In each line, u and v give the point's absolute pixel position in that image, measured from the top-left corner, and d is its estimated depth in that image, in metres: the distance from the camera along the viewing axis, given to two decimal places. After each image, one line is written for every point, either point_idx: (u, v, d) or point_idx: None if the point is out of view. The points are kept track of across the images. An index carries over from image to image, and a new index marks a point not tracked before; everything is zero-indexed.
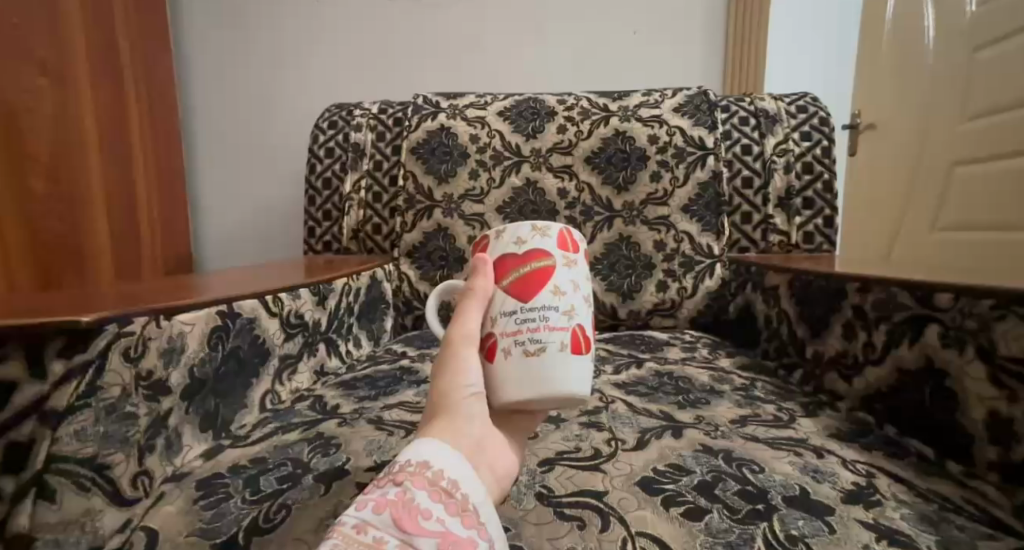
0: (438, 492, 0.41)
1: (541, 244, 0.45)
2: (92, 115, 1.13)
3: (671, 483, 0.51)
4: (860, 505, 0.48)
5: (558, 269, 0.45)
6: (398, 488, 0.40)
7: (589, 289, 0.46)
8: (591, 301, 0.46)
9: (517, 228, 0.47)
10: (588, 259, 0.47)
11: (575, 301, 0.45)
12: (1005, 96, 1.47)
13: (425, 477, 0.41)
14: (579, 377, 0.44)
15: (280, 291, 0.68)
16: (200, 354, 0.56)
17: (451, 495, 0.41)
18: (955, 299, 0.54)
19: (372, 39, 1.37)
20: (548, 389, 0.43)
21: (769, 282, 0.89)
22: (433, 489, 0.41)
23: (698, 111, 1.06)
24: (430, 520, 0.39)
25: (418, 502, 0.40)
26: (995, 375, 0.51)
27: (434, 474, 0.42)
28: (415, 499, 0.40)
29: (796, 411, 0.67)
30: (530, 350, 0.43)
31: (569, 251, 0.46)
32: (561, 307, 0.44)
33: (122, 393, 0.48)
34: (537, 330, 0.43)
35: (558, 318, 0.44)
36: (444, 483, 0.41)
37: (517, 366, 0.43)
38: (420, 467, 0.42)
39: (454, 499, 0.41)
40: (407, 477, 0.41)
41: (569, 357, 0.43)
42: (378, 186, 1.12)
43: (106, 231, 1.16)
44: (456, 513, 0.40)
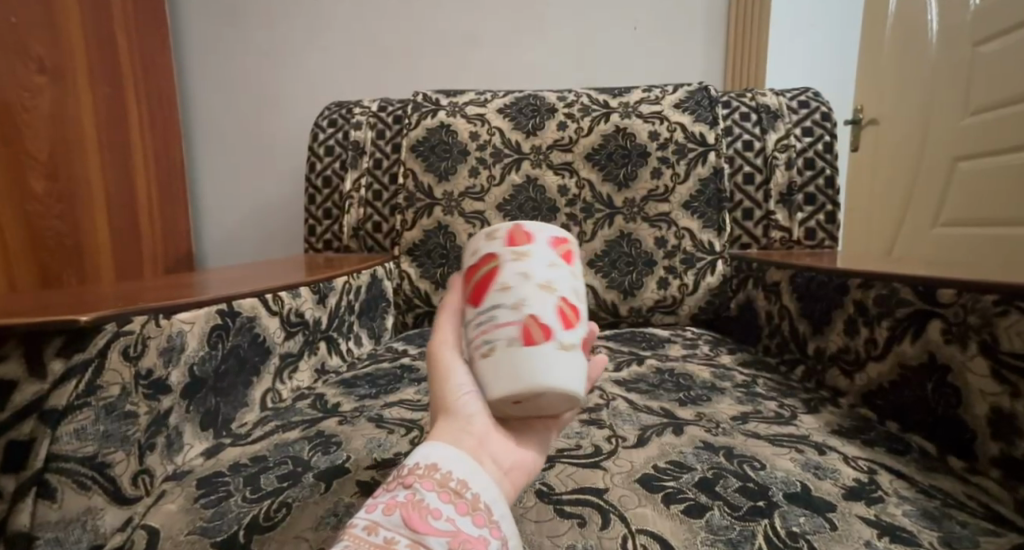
0: (447, 493, 0.40)
1: (488, 248, 0.44)
2: (91, 113, 1.13)
3: (672, 480, 0.51)
4: (861, 501, 0.48)
5: (504, 265, 0.42)
6: (408, 490, 0.40)
7: (545, 275, 0.42)
8: (551, 286, 0.42)
9: (477, 239, 0.46)
10: (546, 246, 0.43)
11: (526, 291, 0.41)
12: (1008, 89, 1.46)
13: (434, 479, 0.41)
14: (541, 369, 0.39)
15: (281, 290, 0.68)
16: (201, 353, 0.56)
17: (460, 495, 0.41)
18: (958, 295, 0.54)
19: (372, 36, 1.37)
20: (510, 388, 0.39)
21: (771, 278, 0.88)
22: (442, 490, 0.40)
23: (698, 107, 1.06)
24: (440, 520, 0.39)
25: (428, 503, 0.40)
26: (997, 370, 0.51)
27: (442, 476, 0.41)
28: (424, 499, 0.40)
29: (797, 408, 0.67)
30: (484, 354, 0.40)
31: (518, 243, 0.43)
32: (509, 302, 0.41)
33: (122, 392, 0.48)
34: (486, 332, 0.41)
35: (506, 314, 0.40)
36: (452, 483, 0.41)
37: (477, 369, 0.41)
38: (428, 469, 0.42)
39: (464, 499, 0.40)
40: (415, 479, 0.41)
41: (524, 350, 0.39)
42: (378, 184, 1.12)
43: (107, 231, 1.16)
44: (467, 513, 0.40)
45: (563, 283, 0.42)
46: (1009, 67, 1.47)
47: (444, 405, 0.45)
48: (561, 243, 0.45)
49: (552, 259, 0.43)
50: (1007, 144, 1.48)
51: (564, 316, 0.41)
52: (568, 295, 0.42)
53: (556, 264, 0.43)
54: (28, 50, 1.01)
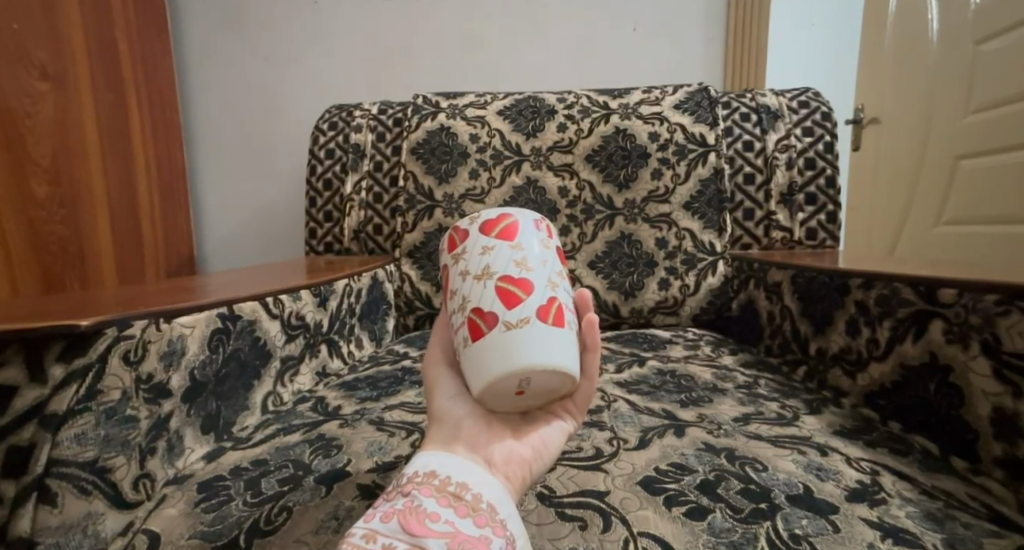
0: (447, 497, 0.41)
1: (443, 261, 0.50)
2: (93, 117, 1.13)
3: (673, 482, 0.51)
4: (864, 503, 0.47)
5: (452, 273, 0.47)
6: (406, 498, 0.40)
7: (480, 265, 0.45)
8: (486, 272, 0.45)
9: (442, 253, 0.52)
10: (477, 237, 0.47)
11: (468, 291, 0.45)
12: (1009, 88, 1.46)
13: (433, 485, 0.42)
14: (488, 358, 0.42)
15: (281, 293, 0.68)
16: (201, 357, 0.56)
17: (460, 498, 0.41)
18: (959, 295, 0.54)
19: (371, 39, 1.37)
20: (474, 383, 0.43)
21: (773, 278, 0.88)
22: (441, 494, 0.41)
23: (698, 108, 1.06)
24: (439, 522, 0.39)
25: (426, 508, 0.40)
26: (999, 370, 0.50)
27: (440, 482, 0.42)
28: (423, 505, 0.40)
29: (800, 408, 0.66)
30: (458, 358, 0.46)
31: (458, 247, 0.48)
32: (459, 306, 0.46)
33: (123, 396, 0.48)
34: (454, 338, 0.46)
35: (459, 318, 0.46)
36: (451, 488, 0.42)
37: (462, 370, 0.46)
38: (427, 476, 0.42)
39: (463, 502, 0.41)
40: (413, 486, 0.41)
41: (482, 340, 0.43)
42: (378, 186, 1.12)
43: (109, 235, 1.16)
44: (467, 515, 0.40)
45: (499, 263, 0.45)
46: (1010, 65, 1.46)
47: (438, 418, 0.48)
48: (495, 225, 0.47)
49: (488, 244, 0.46)
50: (1010, 142, 1.47)
51: (506, 295, 0.44)
52: (507, 272, 0.45)
53: (491, 247, 0.46)
54: (29, 55, 1.01)
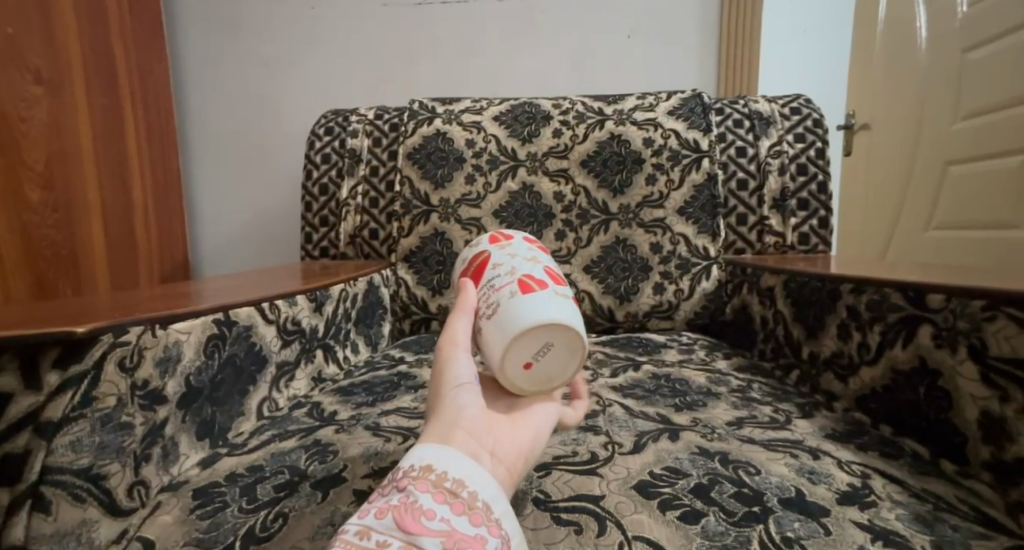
0: (442, 493, 0.40)
1: (477, 249, 0.54)
2: (87, 121, 1.13)
3: (668, 486, 0.51)
4: (855, 506, 0.48)
5: (495, 254, 0.52)
6: (401, 493, 0.40)
7: (528, 253, 0.52)
8: (535, 259, 0.51)
9: (465, 253, 0.56)
10: (522, 240, 0.54)
11: (516, 264, 0.50)
12: (997, 95, 1.48)
13: (429, 480, 0.41)
14: (540, 308, 0.46)
15: (278, 298, 0.68)
16: (197, 362, 0.56)
17: (456, 495, 0.40)
18: (947, 300, 0.55)
19: (367, 46, 1.38)
20: (517, 323, 0.45)
21: (766, 283, 0.89)
22: (437, 490, 0.40)
23: (692, 114, 1.06)
24: (434, 520, 0.39)
25: (422, 504, 0.39)
26: (986, 374, 0.51)
27: (437, 476, 0.41)
28: (418, 501, 0.39)
29: (792, 412, 0.67)
30: (489, 311, 0.47)
31: (501, 241, 0.54)
32: (505, 271, 0.49)
33: (118, 402, 0.48)
34: (488, 297, 0.48)
35: (502, 279, 0.49)
36: (447, 483, 0.41)
37: (491, 328, 0.46)
38: (422, 469, 0.41)
39: (459, 499, 0.40)
40: (409, 480, 0.41)
41: (533, 296, 0.46)
42: (375, 191, 1.12)
43: (103, 240, 1.16)
44: (463, 512, 0.40)
45: (544, 259, 0.52)
46: (998, 72, 1.48)
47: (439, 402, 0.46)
48: (534, 240, 0.55)
49: (530, 247, 0.53)
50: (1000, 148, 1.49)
51: (553, 277, 0.50)
52: (551, 265, 0.51)
53: (535, 249, 0.53)
54: (24, 60, 1.02)
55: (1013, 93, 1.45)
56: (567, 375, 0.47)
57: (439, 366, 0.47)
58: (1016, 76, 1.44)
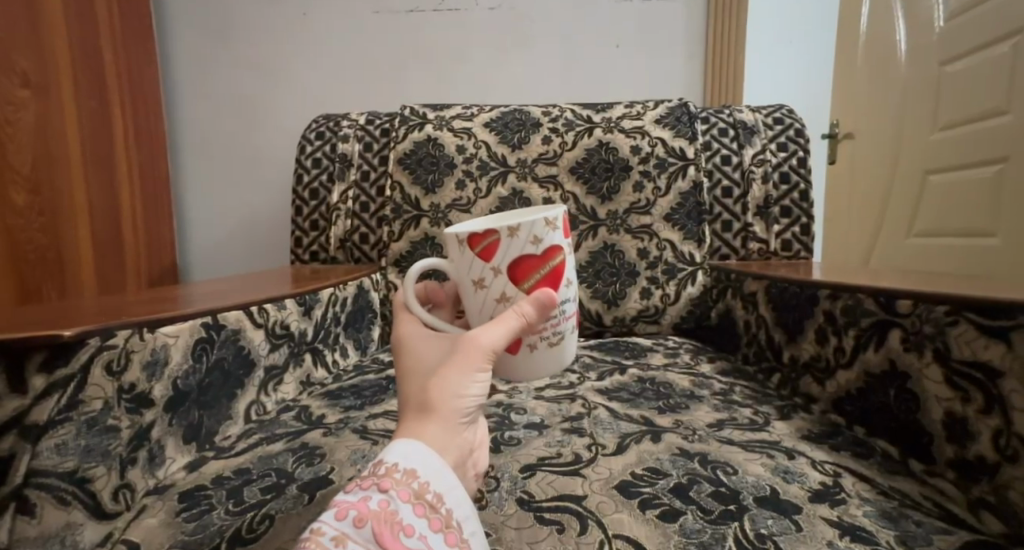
0: (423, 506, 0.41)
1: (553, 240, 0.47)
2: (75, 123, 1.13)
3: (648, 486, 0.52)
4: (826, 503, 0.49)
5: (568, 261, 0.49)
6: (382, 497, 0.40)
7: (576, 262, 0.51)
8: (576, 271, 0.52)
9: (532, 224, 0.46)
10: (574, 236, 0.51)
11: (575, 283, 0.51)
12: (975, 106, 1.52)
13: (411, 489, 0.41)
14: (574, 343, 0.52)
15: (266, 302, 0.69)
16: (184, 366, 0.57)
17: (435, 511, 0.41)
18: (914, 305, 0.57)
19: (358, 53, 1.39)
20: (564, 362, 0.52)
21: (748, 288, 0.91)
22: (418, 502, 0.41)
23: (678, 123, 1.08)
24: (412, 537, 0.39)
25: (402, 518, 0.40)
26: (950, 376, 0.53)
27: (419, 486, 0.42)
28: (399, 513, 0.40)
29: (771, 414, 0.69)
30: (553, 341, 0.50)
31: (568, 237, 0.49)
32: (571, 294, 0.50)
33: (104, 406, 0.48)
34: (557, 324, 0.49)
35: (570, 307, 0.50)
36: (428, 496, 0.42)
37: (546, 356, 0.50)
38: (406, 474, 0.42)
39: (438, 515, 0.41)
40: (392, 484, 0.41)
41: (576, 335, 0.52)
42: (365, 196, 1.13)
43: (90, 243, 1.16)
44: (439, 530, 0.41)
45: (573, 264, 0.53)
46: (975, 86, 1.52)
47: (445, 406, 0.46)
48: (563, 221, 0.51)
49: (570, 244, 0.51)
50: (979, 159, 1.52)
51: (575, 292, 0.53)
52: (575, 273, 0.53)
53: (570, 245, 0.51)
54: (12, 63, 1.02)
55: (991, 104, 1.48)
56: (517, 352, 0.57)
57: (461, 370, 0.46)
58: (994, 89, 1.47)
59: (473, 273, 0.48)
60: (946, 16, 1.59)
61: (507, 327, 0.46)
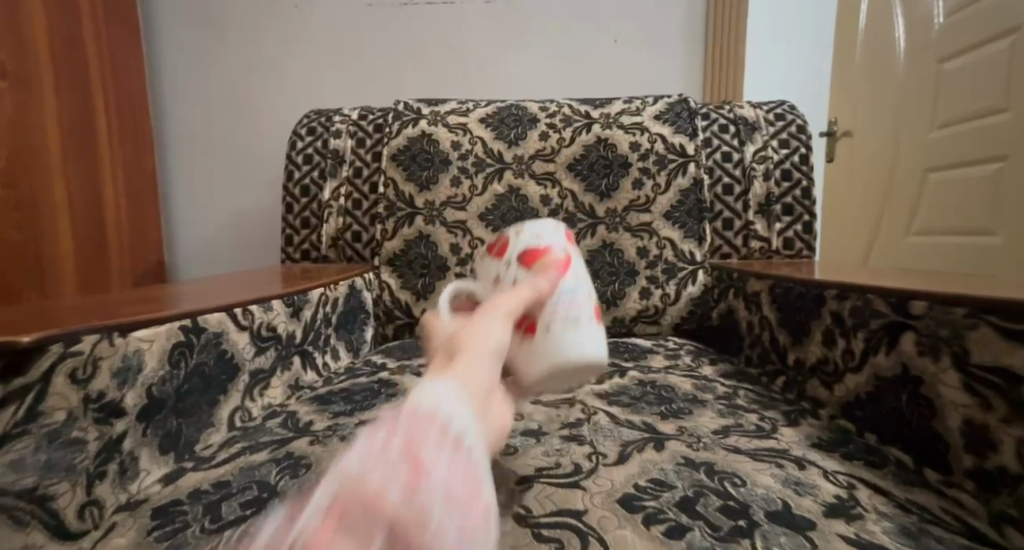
0: (454, 451, 0.30)
1: (556, 239, 0.51)
2: (56, 116, 1.09)
3: (652, 499, 0.49)
4: (841, 518, 0.46)
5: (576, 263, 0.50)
6: (402, 436, 0.29)
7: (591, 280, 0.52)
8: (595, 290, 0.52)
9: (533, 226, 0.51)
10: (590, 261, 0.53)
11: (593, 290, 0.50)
12: (971, 105, 1.50)
13: (438, 425, 0.31)
14: (600, 344, 0.48)
15: (250, 303, 0.66)
16: (161, 372, 0.53)
17: (472, 459, 0.31)
18: (929, 307, 0.53)
19: (350, 47, 1.36)
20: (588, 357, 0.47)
21: (751, 288, 0.88)
22: (445, 442, 0.30)
23: (678, 118, 1.06)
24: (444, 489, 0.28)
25: (428, 456, 0.29)
26: (968, 382, 0.49)
27: (450, 424, 0.31)
28: (422, 452, 0.29)
29: (777, 420, 0.66)
30: (567, 324, 0.47)
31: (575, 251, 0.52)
32: (587, 290, 0.50)
33: (68, 417, 0.44)
34: (569, 307, 0.48)
35: (585, 298, 0.49)
36: (458, 437, 0.31)
37: (563, 341, 0.47)
38: (434, 412, 0.31)
39: (474, 464, 0.30)
40: (416, 420, 0.30)
41: (601, 330, 0.49)
42: (358, 193, 1.09)
43: (71, 240, 1.12)
44: (477, 489, 0.29)
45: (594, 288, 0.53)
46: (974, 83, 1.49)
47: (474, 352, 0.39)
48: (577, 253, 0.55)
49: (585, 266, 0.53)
50: (972, 157, 1.50)
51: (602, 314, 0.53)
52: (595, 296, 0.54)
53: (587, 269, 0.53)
54: None
55: (987, 102, 1.46)
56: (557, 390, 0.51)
57: (483, 325, 0.41)
58: (993, 86, 1.45)
59: (492, 274, 0.51)
60: (945, 13, 1.58)
61: (522, 294, 0.45)
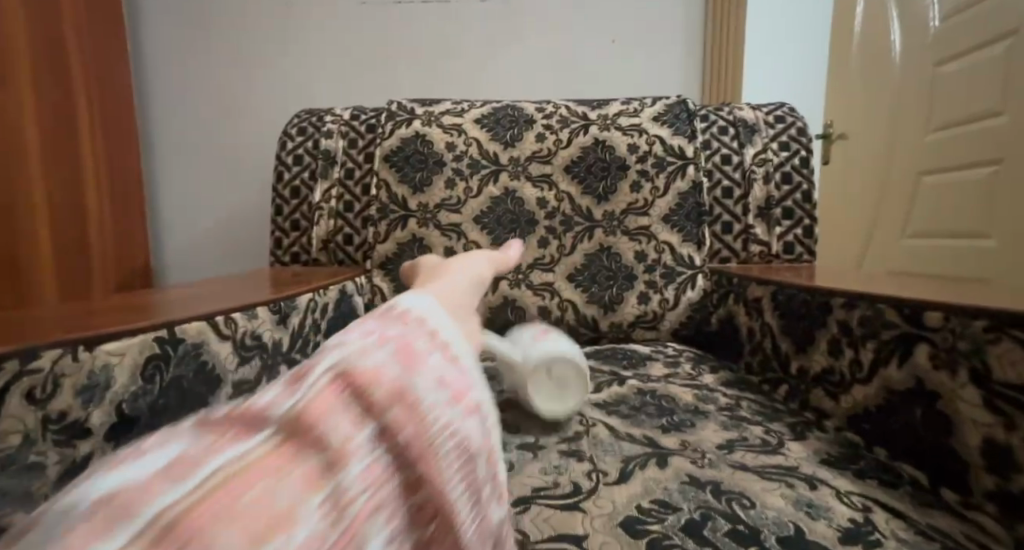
0: (446, 350, 0.32)
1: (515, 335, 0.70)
2: (36, 115, 1.05)
3: (657, 523, 0.46)
4: (860, 545, 0.43)
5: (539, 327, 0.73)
6: (401, 325, 0.31)
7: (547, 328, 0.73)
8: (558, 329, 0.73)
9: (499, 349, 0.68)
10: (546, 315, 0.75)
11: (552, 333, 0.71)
12: (972, 107, 1.46)
13: (426, 326, 0.32)
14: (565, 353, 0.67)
15: (233, 311, 0.62)
16: (131, 388, 0.50)
17: (458, 360, 0.32)
18: (946, 319, 0.51)
19: (340, 45, 1.32)
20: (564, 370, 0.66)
21: (752, 294, 0.86)
22: (436, 340, 0.32)
23: (676, 120, 1.03)
24: (436, 373, 0.29)
25: (422, 346, 0.30)
26: (990, 399, 0.47)
27: (433, 327, 0.33)
28: (420, 343, 0.31)
29: (784, 434, 0.63)
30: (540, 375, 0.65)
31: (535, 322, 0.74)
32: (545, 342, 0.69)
33: (24, 441, 0.42)
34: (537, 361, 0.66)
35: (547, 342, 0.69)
36: (445, 340, 0.32)
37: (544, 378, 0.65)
38: (421, 318, 0.33)
39: (461, 366, 0.31)
40: (413, 321, 0.32)
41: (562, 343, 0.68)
42: (349, 194, 1.06)
43: (51, 242, 1.08)
44: (466, 396, 0.30)
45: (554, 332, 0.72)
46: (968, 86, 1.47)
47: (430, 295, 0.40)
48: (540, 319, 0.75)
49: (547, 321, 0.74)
50: (967, 160, 1.48)
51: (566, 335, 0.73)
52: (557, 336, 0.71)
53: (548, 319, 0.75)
54: None
55: (986, 105, 1.43)
56: (550, 408, 0.65)
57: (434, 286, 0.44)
58: (989, 89, 1.42)
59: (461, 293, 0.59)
60: (941, 17, 1.56)
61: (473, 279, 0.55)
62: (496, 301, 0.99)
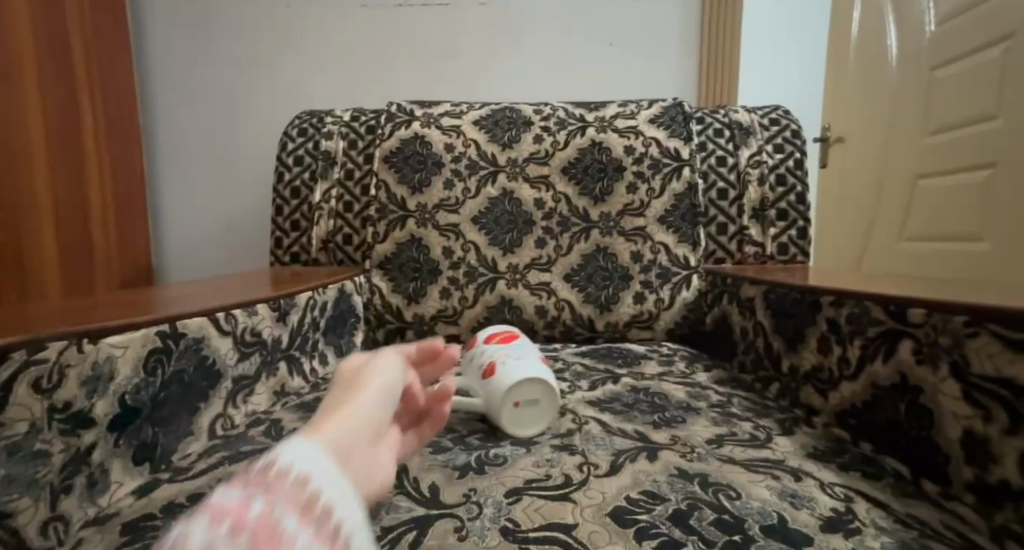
0: (315, 521, 0.31)
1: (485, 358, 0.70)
2: (40, 116, 1.07)
3: (645, 513, 0.48)
4: (840, 534, 0.45)
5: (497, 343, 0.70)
6: (265, 499, 0.30)
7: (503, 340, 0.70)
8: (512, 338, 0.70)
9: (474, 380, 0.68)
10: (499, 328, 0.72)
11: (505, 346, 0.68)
12: (966, 112, 1.47)
13: (298, 492, 0.32)
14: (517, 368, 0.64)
15: (234, 307, 0.64)
16: (134, 380, 0.51)
17: (329, 530, 0.31)
18: (928, 315, 0.52)
19: (341, 48, 1.34)
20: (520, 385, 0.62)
21: (746, 293, 0.87)
22: (304, 508, 0.31)
23: (672, 122, 1.04)
24: None
25: (285, 523, 0.30)
26: (969, 392, 0.48)
27: (307, 488, 0.32)
28: (283, 521, 0.30)
29: (773, 429, 0.65)
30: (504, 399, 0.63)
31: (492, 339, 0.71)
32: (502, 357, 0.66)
33: (31, 429, 0.42)
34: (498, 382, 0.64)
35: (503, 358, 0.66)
36: (318, 506, 0.32)
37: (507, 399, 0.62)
38: (295, 478, 0.32)
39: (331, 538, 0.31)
40: (281, 487, 0.31)
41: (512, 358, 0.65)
42: (349, 195, 1.07)
43: (54, 242, 1.10)
44: None
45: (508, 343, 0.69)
46: (962, 90, 1.49)
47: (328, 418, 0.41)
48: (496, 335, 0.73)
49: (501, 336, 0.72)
50: (961, 164, 1.49)
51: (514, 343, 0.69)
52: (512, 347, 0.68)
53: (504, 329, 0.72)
54: None
55: (978, 109, 1.45)
56: (526, 432, 0.63)
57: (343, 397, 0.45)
58: (982, 93, 1.44)
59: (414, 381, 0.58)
60: (936, 21, 1.58)
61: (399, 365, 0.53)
62: (493, 300, 1.00)
